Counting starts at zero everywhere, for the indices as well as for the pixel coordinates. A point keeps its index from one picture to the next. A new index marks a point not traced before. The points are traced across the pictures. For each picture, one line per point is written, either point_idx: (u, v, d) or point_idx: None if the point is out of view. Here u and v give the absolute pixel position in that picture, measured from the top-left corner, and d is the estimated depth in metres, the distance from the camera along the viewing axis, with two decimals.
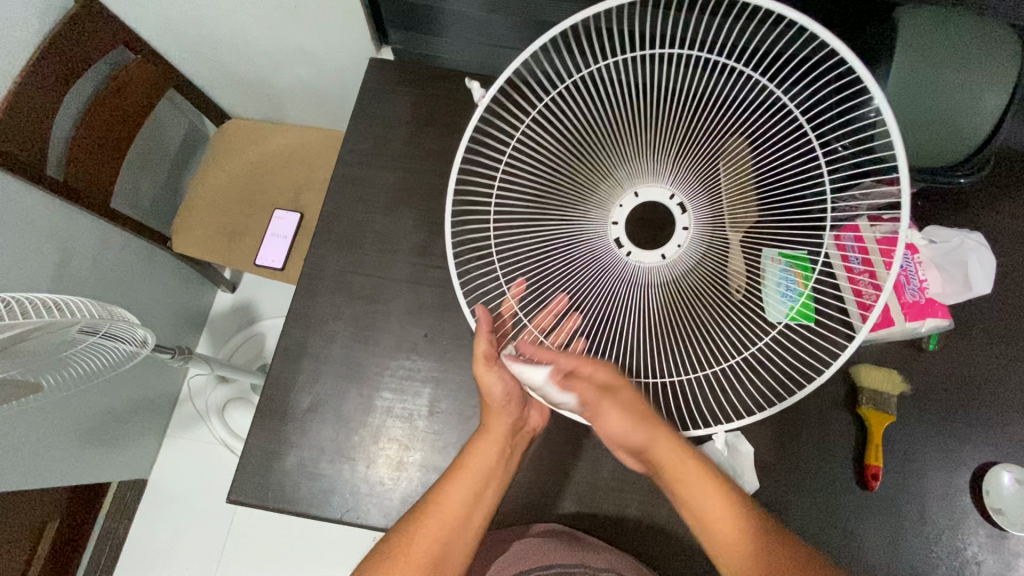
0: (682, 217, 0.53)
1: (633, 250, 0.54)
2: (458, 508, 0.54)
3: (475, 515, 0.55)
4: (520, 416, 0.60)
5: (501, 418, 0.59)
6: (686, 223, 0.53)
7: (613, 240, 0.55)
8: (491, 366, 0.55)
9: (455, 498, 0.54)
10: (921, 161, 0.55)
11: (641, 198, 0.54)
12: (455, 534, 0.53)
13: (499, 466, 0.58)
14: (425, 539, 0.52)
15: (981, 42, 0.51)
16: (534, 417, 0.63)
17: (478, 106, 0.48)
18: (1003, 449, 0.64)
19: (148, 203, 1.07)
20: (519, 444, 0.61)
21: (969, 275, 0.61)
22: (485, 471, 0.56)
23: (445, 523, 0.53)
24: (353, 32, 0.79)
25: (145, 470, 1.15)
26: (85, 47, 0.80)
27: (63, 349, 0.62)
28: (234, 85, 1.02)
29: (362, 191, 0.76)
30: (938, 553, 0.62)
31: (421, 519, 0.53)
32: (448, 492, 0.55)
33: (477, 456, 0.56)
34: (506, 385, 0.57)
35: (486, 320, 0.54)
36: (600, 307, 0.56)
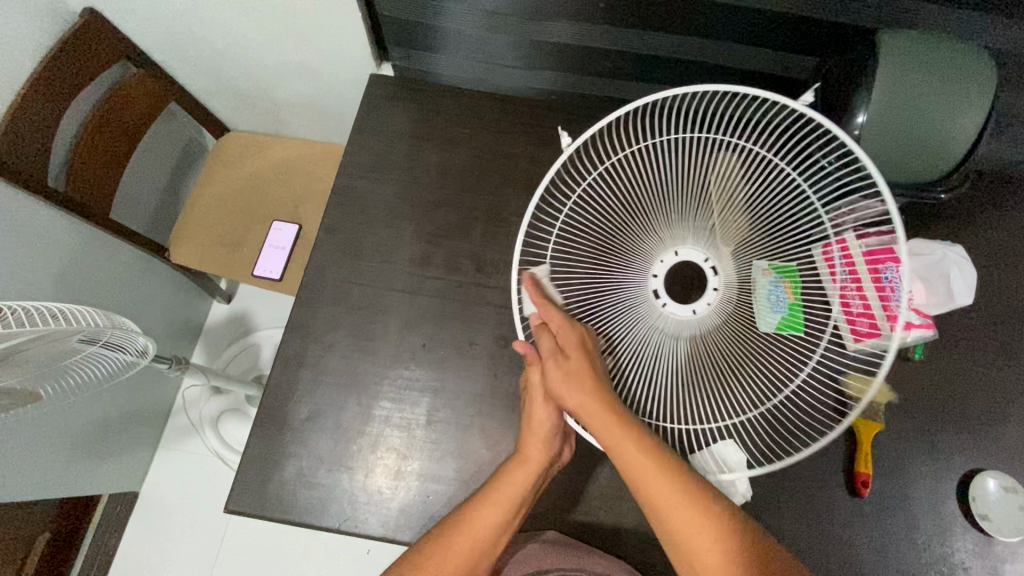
0: (713, 278, 0.59)
1: (669, 302, 0.59)
2: (489, 533, 0.55)
3: (503, 539, 0.56)
4: (557, 450, 0.60)
5: (540, 450, 0.58)
6: (716, 284, 0.59)
7: (651, 292, 0.60)
8: (547, 398, 0.60)
9: (486, 524, 0.55)
10: (902, 177, 0.58)
11: (680, 256, 0.60)
12: (480, 557, 0.54)
13: (529, 495, 0.57)
14: (453, 559, 0.53)
15: (960, 64, 0.53)
16: (566, 451, 0.63)
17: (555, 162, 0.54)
18: (987, 456, 0.66)
19: (145, 213, 1.08)
20: (550, 473, 0.61)
21: (951, 287, 0.64)
22: (517, 501, 0.56)
23: (473, 545, 0.54)
24: (354, 49, 0.81)
25: (137, 482, 1.14)
26: (90, 61, 0.82)
27: (62, 359, 0.62)
28: (235, 99, 1.03)
29: (361, 203, 0.77)
30: (927, 559, 0.63)
31: (449, 539, 0.54)
32: (478, 515, 0.55)
33: (510, 485, 0.56)
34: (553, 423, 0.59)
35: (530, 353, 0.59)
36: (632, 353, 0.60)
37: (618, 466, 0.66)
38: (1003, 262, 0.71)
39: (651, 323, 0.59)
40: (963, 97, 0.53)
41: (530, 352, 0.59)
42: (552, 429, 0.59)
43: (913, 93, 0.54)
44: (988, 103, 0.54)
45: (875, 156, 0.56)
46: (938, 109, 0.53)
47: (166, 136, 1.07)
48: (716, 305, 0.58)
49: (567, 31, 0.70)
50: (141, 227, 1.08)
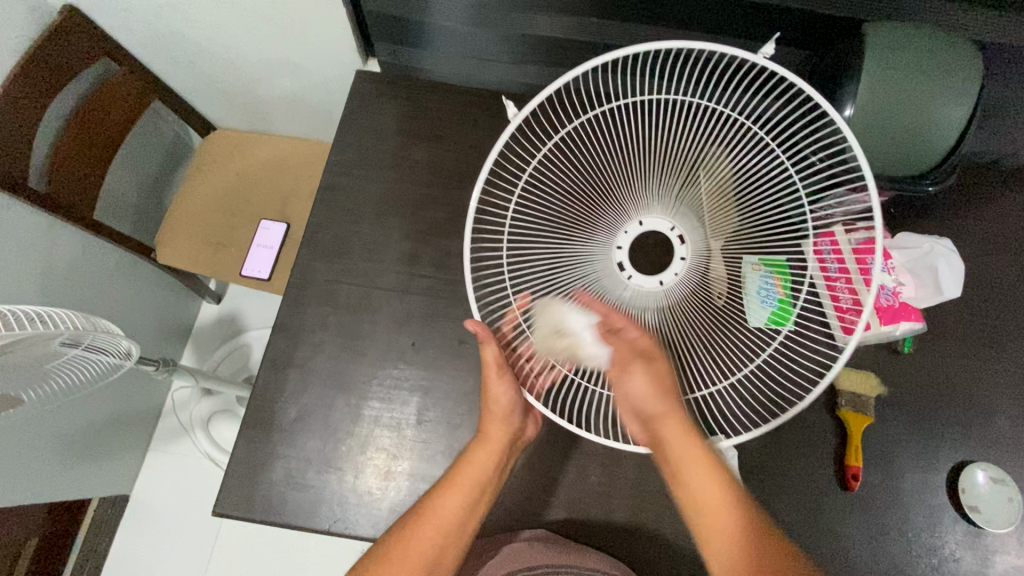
0: (680, 247, 0.57)
1: (635, 273, 0.57)
2: (454, 516, 0.53)
3: (471, 522, 0.55)
4: (519, 427, 0.60)
5: (500, 428, 0.58)
6: (683, 252, 0.57)
7: (617, 264, 0.57)
8: (500, 375, 0.57)
9: (452, 506, 0.54)
10: (890, 170, 0.57)
11: (645, 226, 0.57)
12: (450, 542, 0.53)
13: (493, 475, 0.57)
14: (419, 544, 0.52)
15: (946, 55, 0.53)
16: (529, 428, 0.62)
17: (509, 125, 0.51)
18: (977, 448, 0.66)
19: (131, 214, 1.07)
20: (513, 453, 0.61)
21: (939, 281, 0.64)
22: (480, 481, 0.56)
23: (441, 528, 0.53)
24: (339, 45, 0.80)
25: (127, 485, 1.13)
26: (71, 59, 0.80)
27: (45, 363, 0.61)
28: (220, 97, 1.02)
29: (348, 201, 0.76)
30: (918, 551, 0.63)
31: (414, 525, 0.53)
32: (443, 499, 0.54)
33: (472, 465, 0.56)
34: (511, 397, 0.58)
35: (484, 330, 0.55)
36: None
37: (609, 463, 0.66)
38: (991, 254, 0.72)
39: (614, 293, 0.57)
40: (950, 85, 0.53)
41: (483, 331, 0.55)
42: (512, 407, 0.58)
43: (900, 83, 0.53)
44: (975, 93, 0.53)
45: (863, 147, 0.56)
46: (927, 98, 0.53)
47: (151, 135, 1.05)
48: (683, 275, 0.57)
49: (554, 25, 0.70)
50: (127, 228, 1.06)
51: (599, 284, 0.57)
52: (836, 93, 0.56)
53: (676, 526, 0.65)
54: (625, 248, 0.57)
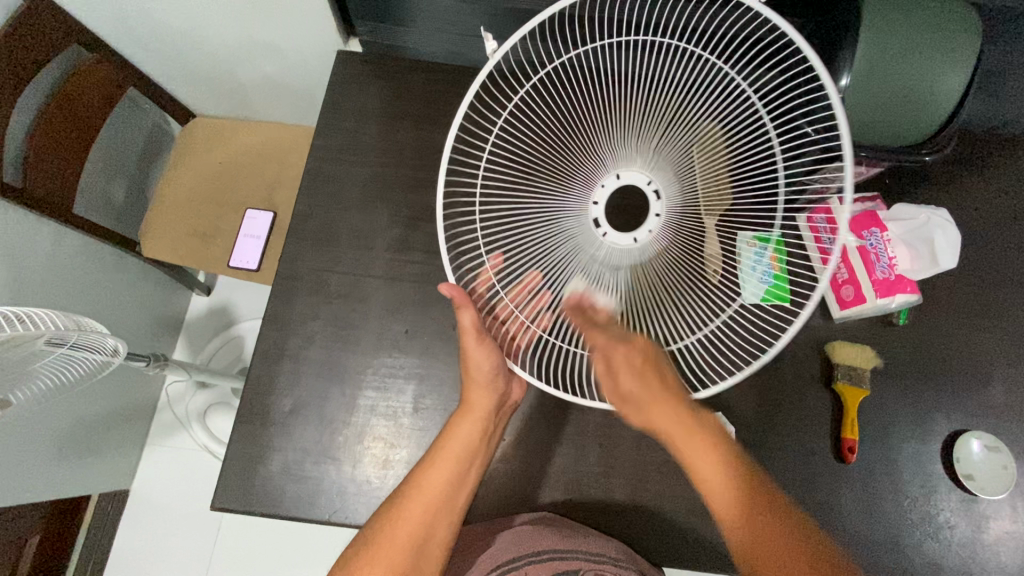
0: (655, 204, 0.54)
1: (610, 232, 0.55)
2: (441, 489, 0.54)
3: (459, 495, 0.55)
4: (504, 392, 0.59)
5: (483, 395, 0.57)
6: (659, 210, 0.54)
7: (592, 221, 0.55)
8: (481, 340, 0.54)
9: (437, 482, 0.54)
10: (883, 141, 0.55)
11: (622, 180, 0.55)
12: (439, 515, 0.53)
13: (479, 444, 0.57)
14: (407, 520, 0.52)
15: (942, 23, 0.52)
16: (515, 390, 0.62)
17: (491, 59, 0.47)
18: (971, 417, 0.67)
19: (114, 207, 1.04)
20: (501, 419, 0.60)
21: (936, 251, 0.62)
22: (466, 452, 0.56)
23: (428, 505, 0.53)
24: (317, 25, 0.77)
25: (126, 480, 1.12)
26: (42, 49, 0.77)
27: (30, 362, 0.60)
28: (199, 82, 0.99)
29: (335, 187, 0.74)
30: (913, 519, 0.64)
31: (400, 506, 0.53)
32: (429, 476, 0.54)
33: (459, 438, 0.56)
34: (492, 365, 0.56)
35: (460, 295, 0.53)
36: (570, 289, 0.56)
37: (607, 444, 0.66)
38: (985, 223, 0.71)
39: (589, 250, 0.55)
40: (946, 54, 0.52)
41: (459, 294, 0.53)
42: (492, 374, 0.56)
43: (896, 51, 0.52)
44: (971, 62, 0.52)
45: (858, 121, 0.54)
46: (920, 67, 0.52)
47: (128, 123, 1.02)
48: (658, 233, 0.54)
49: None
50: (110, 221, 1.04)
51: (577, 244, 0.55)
52: (830, 62, 0.54)
53: (675, 504, 0.65)
54: (601, 205, 0.55)
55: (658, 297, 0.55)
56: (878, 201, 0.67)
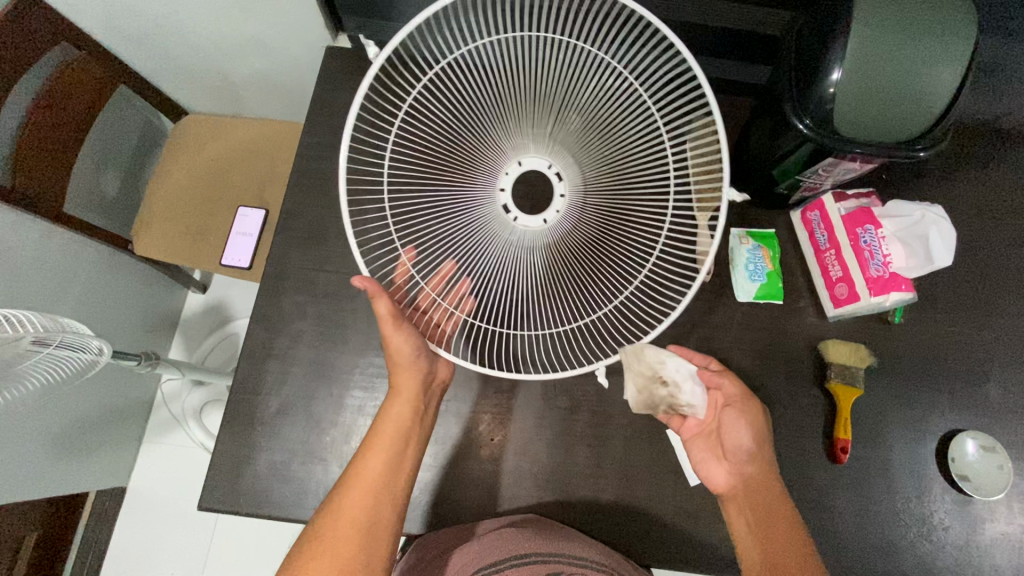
0: (559, 185, 0.61)
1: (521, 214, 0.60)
2: (378, 473, 0.54)
3: (399, 477, 0.55)
4: (430, 371, 0.59)
5: (409, 377, 0.57)
6: (562, 190, 0.61)
7: (502, 206, 0.60)
8: (398, 325, 0.54)
9: (377, 464, 0.54)
10: (880, 136, 0.54)
11: (524, 165, 0.60)
12: (382, 495, 0.53)
13: (414, 425, 0.58)
14: (351, 508, 0.51)
15: (936, 14, 0.51)
16: (444, 369, 0.61)
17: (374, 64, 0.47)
18: (967, 416, 0.66)
19: (107, 206, 1.04)
20: (434, 398, 0.61)
21: (930, 250, 0.60)
22: (401, 432, 0.57)
23: (369, 488, 0.53)
24: (305, 21, 0.76)
25: (122, 478, 1.13)
26: (30, 47, 0.76)
27: (15, 364, 0.60)
28: (189, 79, 0.98)
29: (323, 185, 0.74)
30: (907, 521, 0.63)
31: (343, 492, 0.52)
32: (365, 462, 0.54)
33: (390, 420, 0.56)
34: (413, 344, 0.55)
35: (374, 286, 0.52)
36: (488, 270, 0.57)
37: (596, 444, 0.66)
38: (982, 218, 0.70)
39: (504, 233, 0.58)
40: (946, 44, 0.50)
41: (372, 285, 0.52)
42: (413, 354, 0.56)
43: (890, 43, 0.50)
44: (968, 52, 0.51)
45: (854, 115, 0.53)
46: (916, 59, 0.50)
47: (120, 121, 1.02)
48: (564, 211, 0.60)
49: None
50: (103, 219, 1.04)
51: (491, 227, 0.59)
52: (822, 56, 0.53)
53: (664, 505, 0.64)
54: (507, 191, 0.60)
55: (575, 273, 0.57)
56: (873, 196, 0.66)
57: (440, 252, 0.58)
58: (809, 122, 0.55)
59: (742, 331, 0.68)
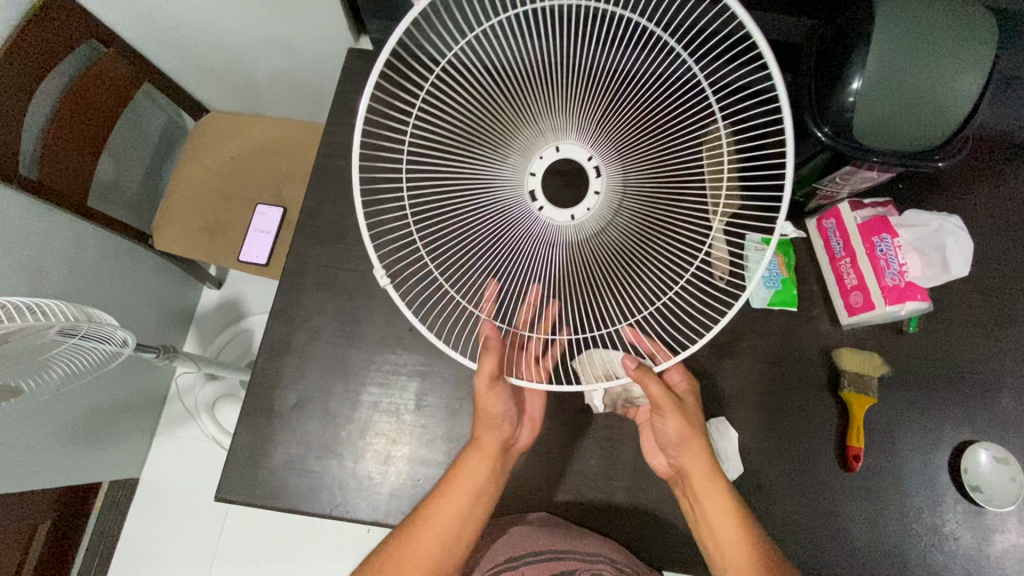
0: (594, 180, 0.54)
1: (545, 206, 0.55)
2: (450, 524, 0.55)
3: (469, 531, 0.56)
4: (512, 434, 0.60)
5: (491, 435, 0.58)
6: (597, 188, 0.54)
7: (527, 194, 0.55)
8: (494, 385, 0.55)
9: (443, 515, 0.55)
10: (897, 145, 0.54)
11: (562, 152, 0.54)
12: (450, 547, 0.55)
13: (489, 484, 0.58)
14: (417, 554, 0.54)
15: (958, 25, 0.51)
16: (524, 433, 0.63)
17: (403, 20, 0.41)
18: (980, 427, 0.66)
19: (127, 200, 1.06)
20: (510, 459, 0.61)
21: (947, 259, 0.61)
22: (474, 490, 0.56)
23: (436, 538, 0.54)
24: (328, 22, 0.77)
25: (135, 469, 1.14)
26: (59, 43, 0.78)
27: (41, 352, 0.61)
28: (212, 78, 1.00)
29: (342, 184, 0.75)
30: (918, 530, 0.63)
31: (407, 537, 0.55)
32: (439, 509, 0.55)
33: (469, 474, 0.56)
34: (503, 406, 0.56)
35: (493, 336, 0.52)
36: (521, 273, 0.58)
37: (609, 446, 0.66)
38: (999, 230, 0.70)
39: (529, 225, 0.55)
40: (968, 55, 0.51)
41: (491, 340, 0.52)
42: (505, 412, 0.57)
43: (911, 53, 0.51)
44: (989, 64, 0.51)
45: (873, 124, 0.53)
46: (937, 69, 0.51)
47: (142, 118, 1.04)
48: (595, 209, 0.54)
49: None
50: (123, 214, 1.05)
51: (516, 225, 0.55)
52: (841, 65, 0.54)
53: (675, 508, 0.65)
54: (537, 176, 0.55)
55: (599, 275, 0.56)
56: (890, 206, 0.66)
57: (479, 272, 0.60)
58: (828, 131, 0.56)
59: (756, 337, 0.69)
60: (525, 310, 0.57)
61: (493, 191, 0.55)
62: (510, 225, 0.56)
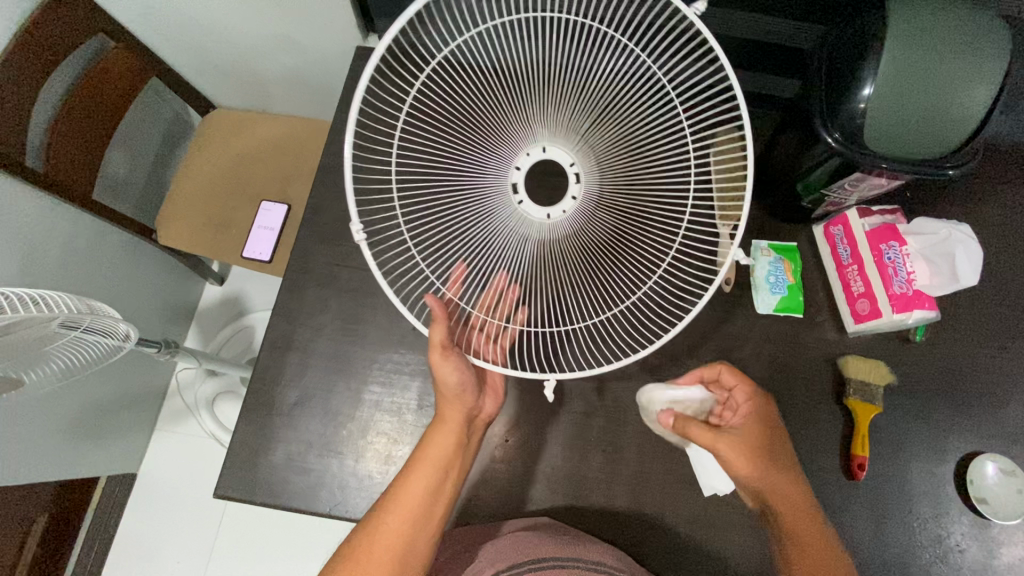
0: (574, 186, 0.57)
1: (526, 199, 0.56)
2: (419, 500, 0.53)
3: (436, 507, 0.54)
4: (475, 405, 0.59)
5: (454, 407, 0.57)
6: (575, 193, 0.57)
7: (510, 186, 0.57)
8: (447, 355, 0.54)
9: (415, 492, 0.53)
10: (906, 153, 0.54)
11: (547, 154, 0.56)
12: (420, 527, 0.53)
13: (456, 457, 0.56)
14: (388, 534, 0.52)
15: (973, 33, 0.51)
16: (488, 403, 0.61)
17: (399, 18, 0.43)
18: (987, 439, 0.65)
19: (133, 195, 1.06)
20: (476, 434, 0.60)
21: (956, 267, 0.61)
22: (442, 464, 0.55)
23: (407, 517, 0.52)
24: (337, 20, 0.77)
25: (133, 464, 1.14)
26: (67, 36, 0.78)
27: (43, 344, 0.61)
28: (219, 74, 1.00)
29: (348, 182, 0.75)
30: (923, 541, 0.63)
31: (378, 518, 0.52)
32: (405, 486, 0.54)
33: (434, 448, 0.55)
34: (460, 377, 0.55)
35: (440, 308, 0.52)
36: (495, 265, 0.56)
37: (611, 450, 0.66)
38: (1007, 240, 0.69)
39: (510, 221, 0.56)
40: (983, 65, 0.50)
41: (438, 308, 0.52)
42: (461, 384, 0.56)
43: (923, 60, 0.50)
44: (1002, 74, 0.51)
45: (885, 132, 0.53)
46: (949, 77, 0.50)
47: (150, 113, 1.04)
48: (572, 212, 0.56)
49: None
50: (128, 208, 1.05)
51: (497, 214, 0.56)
52: (853, 71, 0.53)
53: (677, 515, 0.64)
54: (522, 170, 0.56)
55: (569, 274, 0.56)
56: (898, 213, 0.66)
57: (452, 256, 0.57)
58: (837, 137, 0.55)
59: (761, 343, 0.68)
60: (489, 293, 0.54)
61: (476, 183, 0.56)
62: (488, 216, 0.56)
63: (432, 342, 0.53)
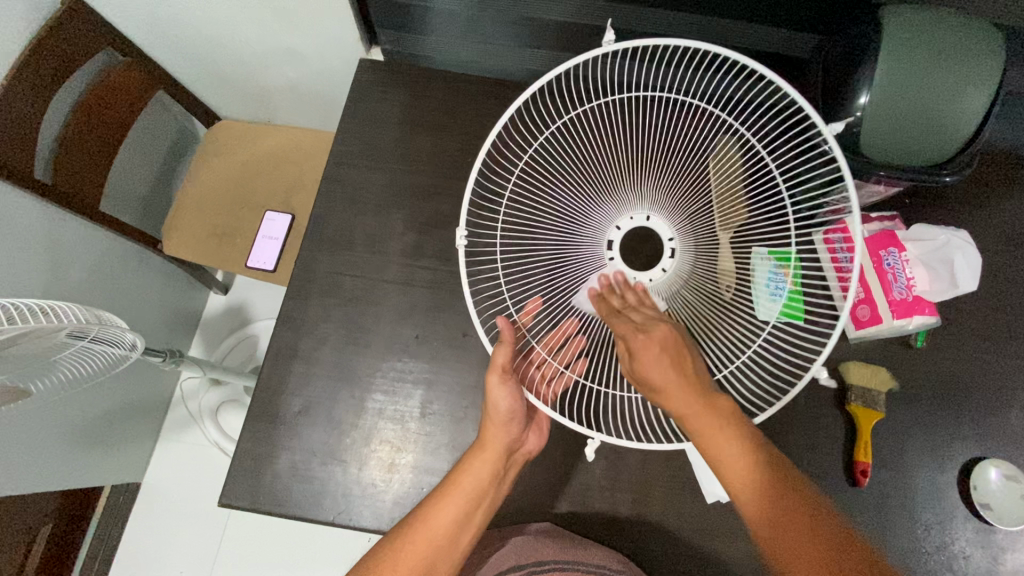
0: (666, 259, 0.57)
1: (617, 258, 0.58)
2: (447, 526, 0.53)
3: (464, 536, 0.54)
4: (517, 437, 0.58)
5: (498, 434, 0.57)
6: (666, 265, 0.57)
7: (605, 242, 0.59)
8: (504, 379, 0.55)
9: (444, 514, 0.53)
10: (905, 160, 0.54)
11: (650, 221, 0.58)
12: (442, 553, 0.53)
13: (490, 487, 0.56)
14: (410, 556, 0.51)
15: (966, 40, 0.51)
16: (531, 439, 0.62)
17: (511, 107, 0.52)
18: (989, 444, 0.65)
19: (138, 205, 1.07)
20: (512, 466, 0.60)
21: (955, 274, 0.62)
22: (476, 492, 0.55)
23: (432, 542, 0.52)
24: (340, 34, 0.78)
25: (137, 474, 1.14)
26: (76, 49, 0.79)
27: (51, 355, 0.61)
28: (224, 86, 1.01)
29: (351, 192, 0.75)
30: (926, 548, 0.63)
31: (405, 539, 0.52)
32: (436, 511, 0.53)
33: (469, 477, 0.55)
34: (511, 403, 0.56)
35: (509, 331, 0.53)
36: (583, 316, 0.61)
37: (613, 458, 0.66)
38: (1006, 245, 0.70)
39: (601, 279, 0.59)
40: (976, 73, 0.51)
41: (507, 330, 0.53)
42: (510, 412, 0.56)
43: (919, 67, 0.51)
44: (997, 79, 0.51)
45: (883, 142, 0.54)
46: (944, 85, 0.51)
47: (157, 124, 1.05)
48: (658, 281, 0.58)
49: (609, 13, 0.68)
50: (134, 218, 1.07)
51: (585, 266, 0.60)
52: (850, 81, 0.54)
53: (682, 522, 0.64)
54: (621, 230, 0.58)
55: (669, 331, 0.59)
56: (897, 220, 0.66)
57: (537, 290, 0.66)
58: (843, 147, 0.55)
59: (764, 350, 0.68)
60: (557, 334, 0.59)
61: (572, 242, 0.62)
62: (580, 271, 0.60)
63: (494, 362, 0.54)
